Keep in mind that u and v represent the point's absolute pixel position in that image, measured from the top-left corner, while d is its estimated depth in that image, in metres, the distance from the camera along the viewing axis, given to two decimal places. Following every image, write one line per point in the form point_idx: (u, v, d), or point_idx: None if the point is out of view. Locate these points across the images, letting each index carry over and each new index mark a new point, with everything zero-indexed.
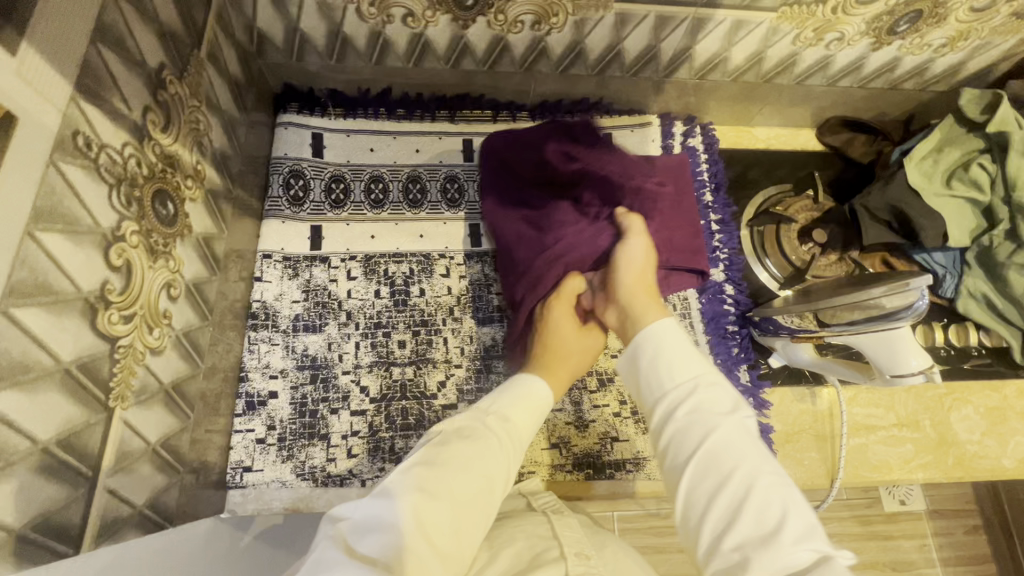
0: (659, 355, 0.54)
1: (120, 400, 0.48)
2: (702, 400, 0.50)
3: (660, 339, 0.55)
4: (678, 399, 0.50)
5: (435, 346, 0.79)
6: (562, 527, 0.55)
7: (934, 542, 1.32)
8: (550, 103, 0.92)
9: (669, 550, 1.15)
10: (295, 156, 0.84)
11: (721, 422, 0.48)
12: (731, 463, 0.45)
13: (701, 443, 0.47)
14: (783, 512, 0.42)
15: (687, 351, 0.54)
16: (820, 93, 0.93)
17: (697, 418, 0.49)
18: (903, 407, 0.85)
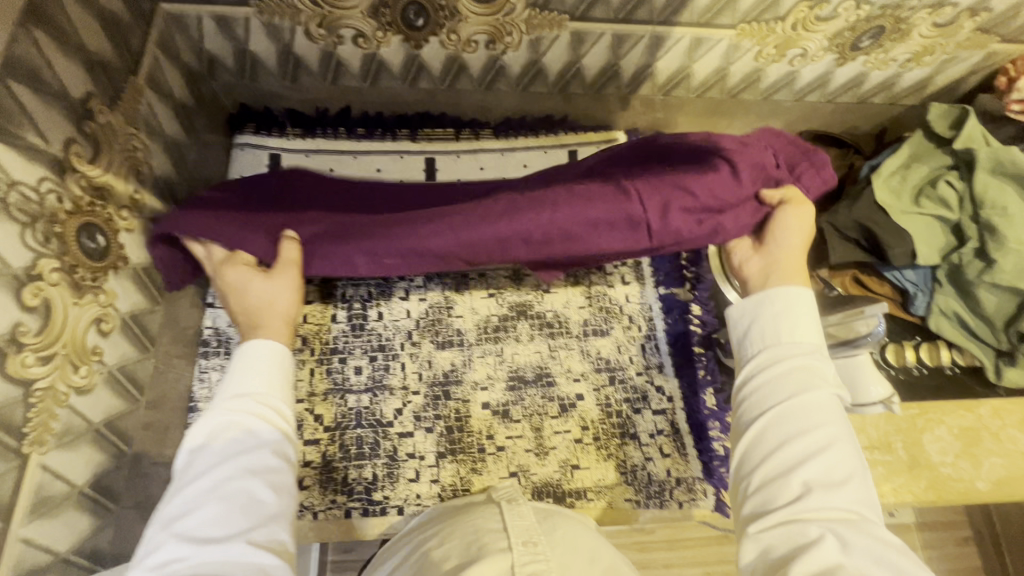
0: (780, 315, 0.51)
1: (38, 444, 0.47)
2: (810, 365, 0.49)
3: (788, 301, 0.52)
4: (787, 358, 0.49)
5: (392, 372, 0.77)
6: (512, 515, 0.52)
7: (924, 555, 1.30)
8: (515, 120, 0.88)
9: (654, 567, 1.15)
10: (250, 179, 0.81)
11: (822, 387, 0.47)
12: (820, 417, 0.46)
13: (797, 397, 0.47)
14: (847, 476, 0.44)
15: (802, 316, 0.51)
16: (789, 109, 0.92)
17: (799, 376, 0.48)
18: (875, 429, 0.83)
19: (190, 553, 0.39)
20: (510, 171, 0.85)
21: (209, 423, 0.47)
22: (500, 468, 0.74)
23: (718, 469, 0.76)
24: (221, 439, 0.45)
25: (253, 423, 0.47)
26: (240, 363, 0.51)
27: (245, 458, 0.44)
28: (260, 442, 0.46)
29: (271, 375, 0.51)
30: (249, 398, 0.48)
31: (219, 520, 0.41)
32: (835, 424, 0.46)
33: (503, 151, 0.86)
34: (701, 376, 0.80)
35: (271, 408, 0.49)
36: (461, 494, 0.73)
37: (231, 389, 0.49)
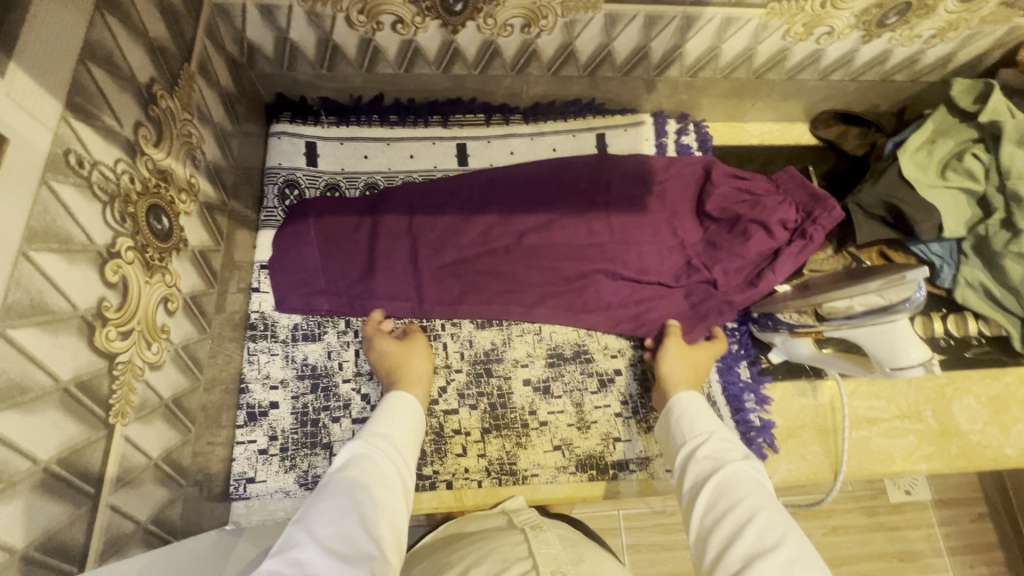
0: (693, 411, 0.64)
1: (121, 416, 0.48)
2: (714, 451, 0.58)
3: (691, 401, 0.65)
4: (713, 446, 0.58)
5: (435, 352, 0.79)
6: (538, 544, 0.56)
7: (940, 531, 1.33)
8: (542, 105, 0.93)
9: None
10: (289, 165, 0.85)
11: (733, 454, 0.57)
12: (740, 487, 0.53)
13: (722, 475, 0.54)
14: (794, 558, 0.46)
15: (715, 416, 0.63)
16: (812, 88, 0.94)
17: (736, 487, 0.53)
18: (905, 399, 0.85)
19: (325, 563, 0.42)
20: (539, 154, 0.93)
21: (353, 455, 0.53)
22: (545, 442, 0.76)
23: (757, 440, 0.79)
24: (360, 468, 0.52)
25: (390, 463, 0.54)
26: (386, 410, 0.61)
27: (378, 494, 0.50)
28: (389, 483, 0.52)
29: (407, 426, 0.60)
30: (387, 441, 0.56)
31: (351, 542, 0.45)
32: (767, 498, 0.52)
33: (532, 136, 0.93)
34: (735, 350, 0.85)
35: (403, 458, 0.56)
36: (508, 468, 0.74)
37: (380, 428, 0.58)
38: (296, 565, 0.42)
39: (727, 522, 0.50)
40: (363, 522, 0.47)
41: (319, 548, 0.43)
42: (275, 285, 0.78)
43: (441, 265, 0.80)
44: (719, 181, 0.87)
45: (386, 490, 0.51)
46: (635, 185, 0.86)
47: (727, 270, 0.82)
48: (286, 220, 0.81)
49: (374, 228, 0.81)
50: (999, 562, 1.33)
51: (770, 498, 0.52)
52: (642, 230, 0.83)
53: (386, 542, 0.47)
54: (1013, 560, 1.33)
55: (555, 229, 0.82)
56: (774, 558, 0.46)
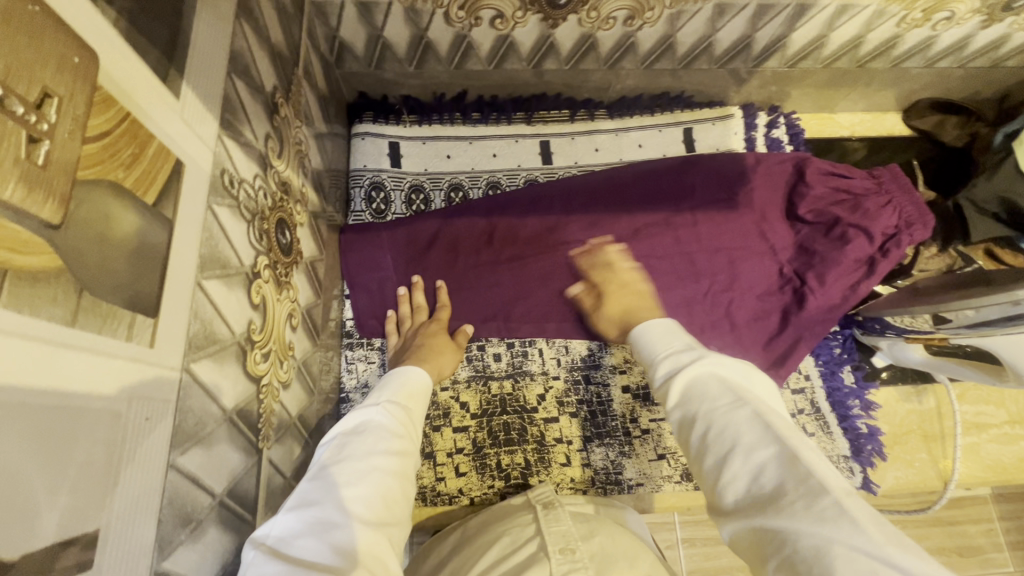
0: (655, 331, 0.53)
1: (266, 439, 0.47)
2: (673, 362, 0.48)
3: (658, 324, 0.54)
4: (669, 361, 0.48)
5: (531, 358, 0.78)
6: (550, 521, 0.54)
7: (1002, 526, 1.30)
8: (627, 99, 0.90)
9: None
10: (375, 168, 0.83)
11: (696, 360, 0.46)
12: (707, 398, 0.43)
13: (684, 390, 0.44)
14: (767, 460, 0.37)
15: (682, 328, 0.53)
16: (914, 76, 0.89)
17: (702, 393, 0.43)
18: (1015, 403, 0.82)
19: (336, 530, 0.41)
20: (625, 151, 0.90)
21: (361, 418, 0.51)
22: (648, 451, 0.74)
23: (867, 448, 0.76)
24: (367, 430, 0.49)
25: (400, 429, 0.52)
26: (396, 379, 0.59)
27: (388, 453, 0.48)
28: (400, 444, 0.50)
29: (415, 395, 0.58)
30: (398, 407, 0.54)
31: (359, 502, 0.43)
32: (728, 391, 0.42)
33: (617, 131, 0.90)
34: (838, 354, 0.81)
35: (412, 423, 0.54)
36: (614, 477, 0.73)
37: (387, 398, 0.55)
38: (306, 529, 0.41)
39: (692, 436, 0.42)
40: (372, 483, 0.45)
41: (333, 510, 0.42)
42: (363, 301, 0.78)
43: (522, 277, 0.79)
44: (814, 183, 0.84)
45: (393, 448, 0.49)
46: (724, 188, 0.85)
47: (825, 278, 0.79)
48: (372, 224, 0.79)
49: (452, 238, 0.80)
50: None
51: (736, 385, 0.43)
52: (733, 238, 0.82)
53: (399, 503, 0.46)
54: None
55: (641, 242, 0.82)
56: (741, 473, 0.38)
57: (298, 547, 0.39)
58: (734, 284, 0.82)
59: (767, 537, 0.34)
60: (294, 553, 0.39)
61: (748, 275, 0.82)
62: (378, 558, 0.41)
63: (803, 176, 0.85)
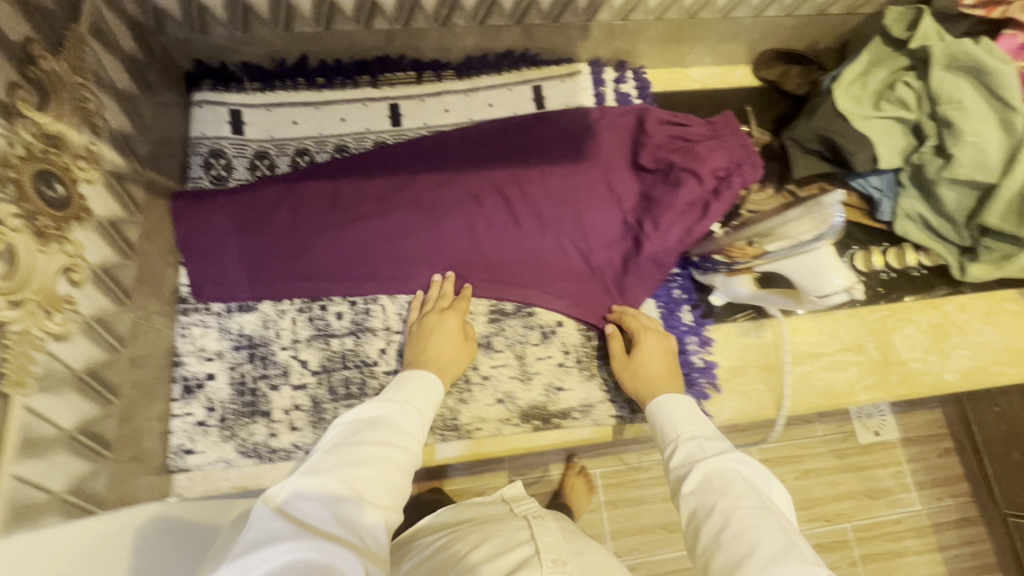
0: (681, 411, 0.65)
1: (19, 385, 0.47)
2: (692, 450, 0.60)
3: (677, 403, 0.66)
4: (690, 443, 0.61)
5: (374, 314, 0.79)
6: (540, 532, 0.62)
7: (908, 467, 1.36)
8: (475, 59, 0.91)
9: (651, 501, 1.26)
10: (213, 135, 0.83)
11: (721, 457, 0.58)
12: (726, 489, 0.54)
13: (701, 475, 0.57)
14: (776, 548, 0.49)
15: (698, 412, 0.65)
16: (748, 27, 0.92)
17: (719, 483, 0.55)
18: (847, 332, 0.86)
19: (326, 504, 0.49)
20: (475, 111, 0.91)
21: (377, 410, 0.60)
22: (487, 396, 0.77)
23: (696, 381, 0.80)
24: (382, 422, 0.59)
25: (407, 426, 0.61)
26: (408, 379, 0.68)
27: (393, 445, 0.57)
28: (404, 440, 0.59)
29: (426, 397, 0.66)
30: (412, 408, 0.63)
31: (366, 483, 0.52)
32: (745, 488, 0.54)
33: (466, 92, 0.91)
34: (677, 295, 0.85)
35: (420, 421, 0.63)
36: (451, 423, 0.75)
37: (403, 397, 0.64)
38: (315, 499, 0.49)
39: (705, 527, 0.53)
40: (380, 468, 0.54)
41: (334, 482, 0.51)
42: (197, 266, 0.76)
43: (362, 235, 0.79)
44: (653, 133, 0.86)
45: (401, 444, 0.58)
46: (567, 143, 0.87)
47: (659, 222, 0.81)
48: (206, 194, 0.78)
49: (296, 202, 0.80)
50: (965, 493, 1.36)
51: (754, 487, 0.54)
52: (574, 190, 0.84)
53: (399, 492, 0.54)
54: (976, 490, 1.36)
55: (486, 197, 0.83)
56: (751, 567, 0.48)
57: (302, 513, 0.47)
58: (581, 234, 0.84)
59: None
60: (308, 517, 0.47)
61: (592, 226, 0.84)
62: (370, 533, 0.49)
63: (643, 127, 0.87)
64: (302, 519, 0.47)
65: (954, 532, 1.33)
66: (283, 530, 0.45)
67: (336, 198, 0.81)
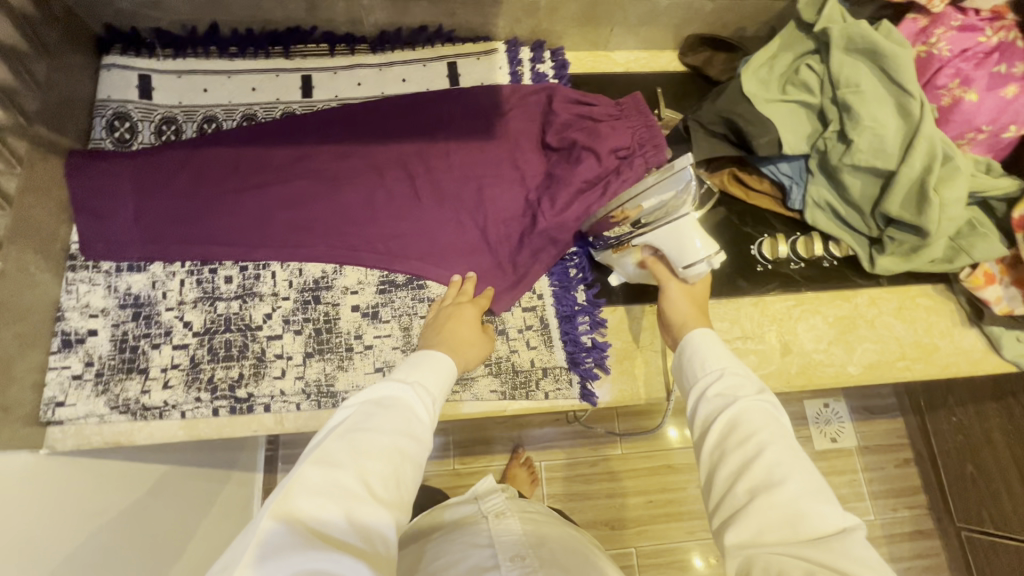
0: (705, 347, 0.61)
1: None
2: (730, 386, 0.56)
3: (703, 339, 0.62)
4: (725, 379, 0.57)
5: (263, 280, 0.79)
6: (503, 533, 0.64)
7: (863, 476, 1.32)
8: (389, 34, 0.91)
9: (597, 496, 1.25)
10: (120, 98, 0.84)
11: (744, 397, 0.54)
12: (751, 428, 0.51)
13: (735, 411, 0.53)
14: (798, 488, 0.46)
15: (727, 350, 0.61)
16: (666, 10, 0.91)
17: (755, 420, 0.52)
18: (749, 320, 0.85)
19: (362, 507, 0.45)
20: (387, 85, 0.91)
21: (389, 392, 0.54)
22: (366, 364, 0.76)
23: (584, 359, 0.78)
24: (396, 406, 0.53)
25: (422, 409, 0.55)
26: (417, 359, 0.62)
27: (409, 434, 0.52)
28: (420, 425, 0.54)
29: (436, 375, 0.60)
30: (426, 389, 0.57)
31: (379, 480, 0.47)
32: (777, 427, 0.52)
33: (380, 67, 0.91)
34: (573, 274, 0.83)
35: (432, 403, 0.57)
36: (327, 390, 0.74)
37: (417, 377, 0.58)
38: (341, 503, 0.44)
39: (726, 462, 0.50)
40: (392, 461, 0.49)
41: (353, 478, 0.46)
42: (88, 224, 0.77)
43: (261, 201, 0.82)
44: (560, 114, 0.87)
45: (415, 432, 0.52)
46: (475, 121, 0.89)
47: (556, 200, 0.81)
48: (115, 151, 0.81)
49: (198, 167, 0.82)
50: (921, 505, 1.31)
51: (780, 425, 0.52)
52: (477, 168, 0.86)
53: (409, 487, 0.50)
54: (933, 504, 1.30)
55: (388, 170, 0.85)
56: (781, 496, 0.46)
57: (324, 521, 0.43)
58: (482, 210, 0.84)
59: (780, 559, 0.43)
60: (303, 524, 0.42)
61: (494, 203, 0.84)
62: (382, 539, 0.45)
63: (551, 107, 0.88)
64: (305, 529, 0.42)
65: (908, 545, 1.28)
66: (283, 545, 0.40)
67: (239, 165, 0.84)
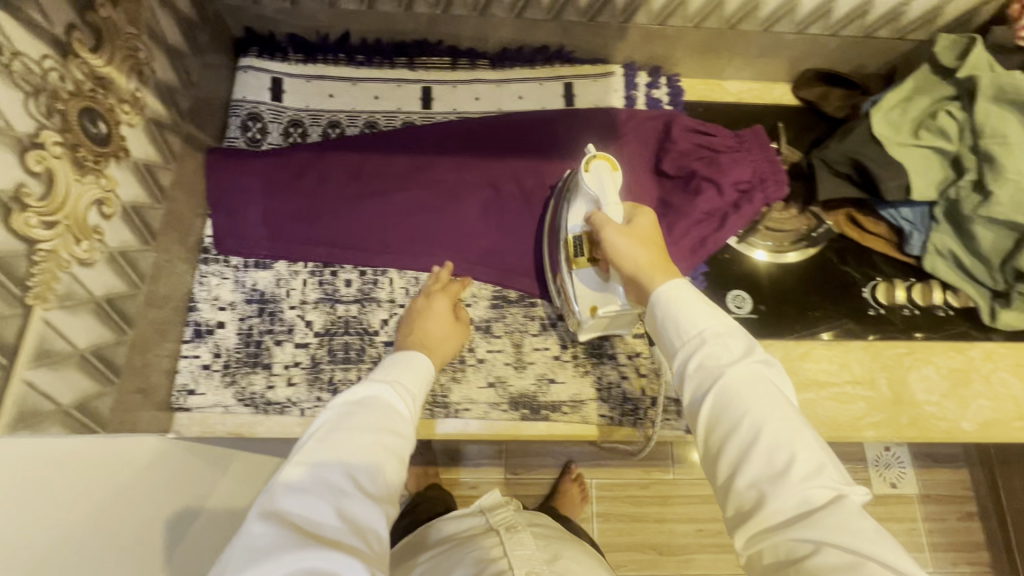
0: (677, 305, 0.54)
1: (41, 299, 0.51)
2: (711, 355, 0.51)
3: (676, 292, 0.55)
4: (702, 345, 0.52)
5: (381, 286, 0.81)
6: (514, 545, 0.62)
7: (924, 526, 1.25)
8: (510, 51, 0.92)
9: (646, 519, 1.21)
10: (254, 99, 0.87)
11: (728, 369, 0.49)
12: (742, 409, 0.48)
13: (721, 390, 0.49)
14: (794, 459, 0.45)
15: (700, 299, 0.54)
16: (790, 43, 0.90)
17: (755, 398, 0.48)
18: (859, 364, 0.83)
19: (350, 501, 0.45)
20: (504, 102, 0.92)
21: (370, 391, 0.55)
22: (479, 378, 0.77)
23: None
24: (375, 404, 0.53)
25: (403, 407, 0.55)
26: (393, 361, 0.63)
27: (392, 433, 0.52)
28: (401, 422, 0.54)
29: (416, 376, 0.61)
30: (404, 388, 0.58)
31: (359, 474, 0.47)
32: (768, 400, 0.48)
33: (498, 83, 0.93)
34: None
35: (409, 402, 0.57)
36: (441, 401, 0.75)
37: (395, 377, 0.59)
38: (328, 499, 0.45)
39: (727, 446, 0.47)
40: (375, 456, 0.49)
41: (336, 475, 0.46)
42: (222, 220, 0.81)
43: (380, 207, 0.83)
44: (682, 138, 0.86)
45: (398, 428, 0.53)
46: (592, 140, 0.88)
47: (674, 227, 0.81)
48: (243, 150, 0.83)
49: (322, 171, 0.84)
50: (985, 564, 1.24)
51: (772, 393, 0.48)
52: (593, 187, 0.86)
53: (393, 480, 0.49)
54: (1000, 564, 1.24)
55: (502, 184, 0.86)
56: (796, 479, 0.43)
57: (313, 517, 0.44)
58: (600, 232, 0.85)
59: (790, 538, 0.42)
60: (295, 522, 0.43)
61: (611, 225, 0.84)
62: (373, 533, 0.45)
63: (669, 133, 0.87)
64: (301, 529, 0.43)
65: None
66: (270, 546, 0.41)
67: (359, 171, 0.85)
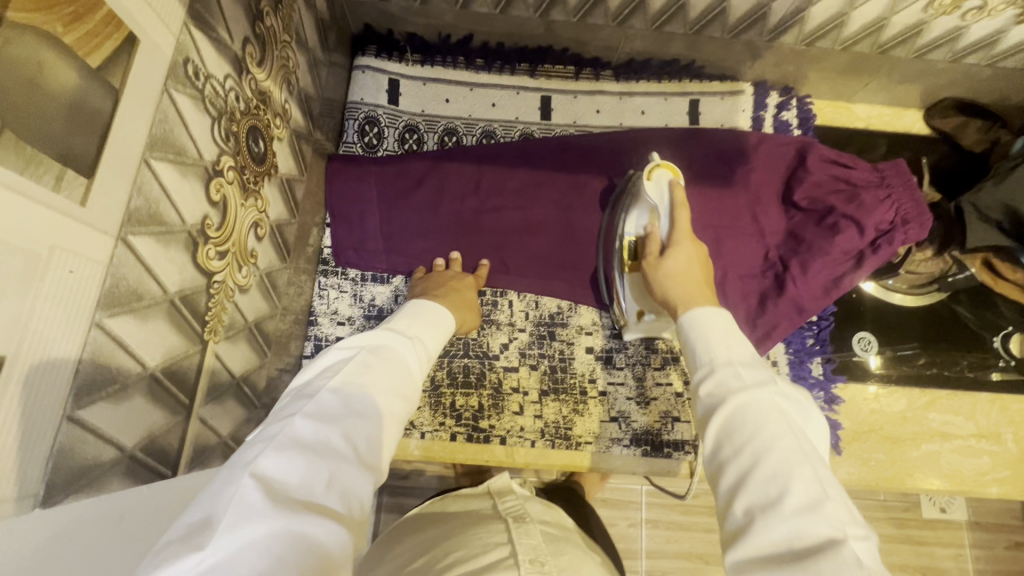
0: (706, 328, 0.50)
1: (214, 333, 0.49)
2: (731, 379, 0.46)
3: (709, 319, 0.51)
4: (728, 369, 0.46)
5: (500, 308, 0.78)
6: (520, 533, 0.49)
7: (970, 553, 1.15)
8: (637, 62, 0.88)
9: (693, 527, 1.11)
10: (371, 102, 0.83)
11: (754, 392, 0.44)
12: (754, 431, 0.42)
13: (736, 408, 0.43)
14: (796, 494, 0.38)
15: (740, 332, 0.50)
16: (938, 72, 0.85)
17: (763, 421, 0.42)
18: (985, 418, 0.81)
19: (341, 462, 0.36)
20: (627, 116, 0.88)
21: (379, 340, 0.47)
22: (599, 411, 0.75)
23: None
24: (387, 358, 0.46)
25: (411, 363, 0.48)
26: (408, 312, 0.56)
27: (397, 391, 0.44)
28: (408, 382, 0.46)
29: (429, 330, 0.54)
30: (414, 341, 0.51)
31: (357, 432, 0.39)
32: (792, 436, 0.41)
33: (621, 95, 0.88)
34: (810, 344, 0.82)
35: (421, 361, 0.50)
36: (563, 432, 0.74)
37: (408, 330, 0.51)
38: (321, 457, 0.36)
39: (729, 473, 0.41)
40: (376, 413, 0.41)
41: (335, 433, 0.38)
42: (338, 234, 0.77)
43: (497, 226, 0.75)
44: (815, 170, 0.79)
45: (405, 390, 0.45)
46: (724, 163, 0.81)
47: (808, 267, 0.77)
48: (351, 157, 0.77)
49: (440, 182, 0.75)
50: None
51: (790, 425, 0.42)
52: (728, 214, 0.79)
53: (389, 443, 0.42)
54: None
55: None
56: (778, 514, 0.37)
57: (296, 473, 0.35)
58: (733, 265, 0.81)
59: (781, 575, 0.35)
60: (274, 480, 0.34)
61: (741, 258, 0.80)
62: (356, 499, 0.36)
63: (803, 162, 0.80)
64: (277, 487, 0.34)
65: None
66: (251, 509, 0.31)
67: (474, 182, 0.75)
